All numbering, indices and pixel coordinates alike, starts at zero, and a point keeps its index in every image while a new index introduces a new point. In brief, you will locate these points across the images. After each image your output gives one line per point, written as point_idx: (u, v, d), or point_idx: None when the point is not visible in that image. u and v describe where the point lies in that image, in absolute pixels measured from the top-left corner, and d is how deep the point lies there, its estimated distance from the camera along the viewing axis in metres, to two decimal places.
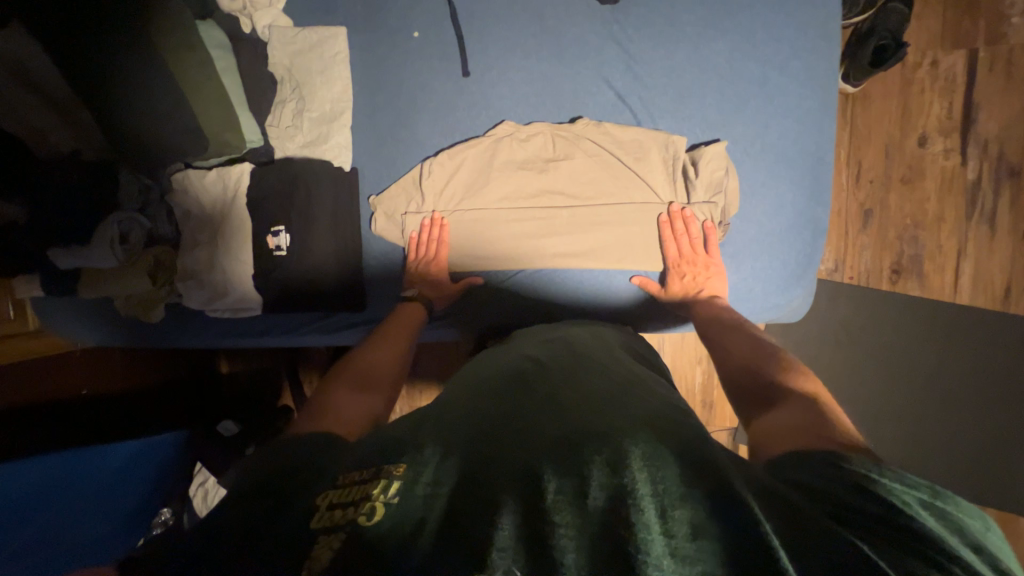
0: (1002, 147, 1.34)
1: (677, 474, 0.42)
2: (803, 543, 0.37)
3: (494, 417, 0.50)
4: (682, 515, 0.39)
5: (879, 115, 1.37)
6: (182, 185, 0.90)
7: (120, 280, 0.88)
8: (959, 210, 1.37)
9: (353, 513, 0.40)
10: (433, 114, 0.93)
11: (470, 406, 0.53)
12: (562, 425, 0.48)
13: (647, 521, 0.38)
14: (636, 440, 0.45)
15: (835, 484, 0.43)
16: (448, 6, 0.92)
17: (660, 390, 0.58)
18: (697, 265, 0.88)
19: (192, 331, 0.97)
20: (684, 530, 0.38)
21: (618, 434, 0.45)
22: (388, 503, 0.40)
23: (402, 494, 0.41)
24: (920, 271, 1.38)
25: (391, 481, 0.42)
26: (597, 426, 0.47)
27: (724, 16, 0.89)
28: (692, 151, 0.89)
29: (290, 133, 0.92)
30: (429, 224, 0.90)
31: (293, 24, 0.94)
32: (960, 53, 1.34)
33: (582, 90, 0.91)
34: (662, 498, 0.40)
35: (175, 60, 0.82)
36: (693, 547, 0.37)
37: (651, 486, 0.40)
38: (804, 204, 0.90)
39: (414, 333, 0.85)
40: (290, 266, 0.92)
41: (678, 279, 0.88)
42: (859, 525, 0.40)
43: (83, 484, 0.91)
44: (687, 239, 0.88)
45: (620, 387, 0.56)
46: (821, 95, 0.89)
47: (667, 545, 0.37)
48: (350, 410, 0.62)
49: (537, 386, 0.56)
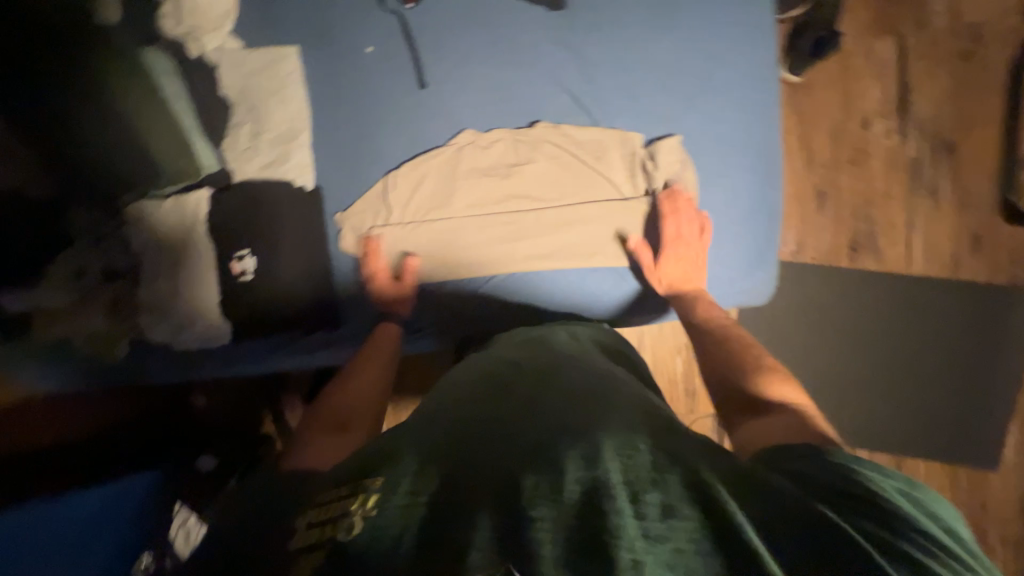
0: (936, 124, 1.44)
1: (647, 458, 0.44)
2: (780, 519, 0.42)
3: (469, 422, 0.51)
4: (652, 498, 0.41)
5: (823, 102, 1.44)
6: (139, 216, 0.87)
7: (82, 316, 0.87)
8: (904, 186, 1.45)
9: (332, 530, 0.41)
10: (393, 127, 0.93)
11: (446, 414, 0.53)
12: (537, 424, 0.49)
13: (620, 508, 0.40)
14: (609, 430, 0.46)
15: (819, 474, 0.50)
16: (399, 20, 0.92)
17: (631, 383, 0.60)
18: (686, 257, 0.90)
19: (156, 369, 0.92)
20: (656, 513, 0.40)
21: (592, 426, 0.47)
22: (366, 518, 0.41)
23: (379, 505, 0.42)
24: (876, 246, 1.45)
25: (369, 495, 0.43)
26: (570, 422, 0.48)
27: (666, 15, 0.93)
28: (649, 146, 0.92)
29: (248, 155, 0.91)
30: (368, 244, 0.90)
31: (242, 45, 0.92)
32: (891, 39, 1.43)
33: (538, 94, 0.93)
34: (634, 484, 0.42)
35: (129, 94, 0.84)
36: (664, 527, 0.39)
37: (623, 474, 0.42)
38: (758, 190, 0.94)
39: (390, 356, 0.85)
40: (258, 290, 0.90)
41: (673, 260, 0.89)
42: (849, 510, 0.45)
43: (55, 535, 0.87)
44: (682, 232, 0.89)
45: (592, 383, 0.57)
46: (764, 86, 0.94)
47: (639, 527, 0.39)
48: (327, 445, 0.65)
49: (511, 389, 0.57)
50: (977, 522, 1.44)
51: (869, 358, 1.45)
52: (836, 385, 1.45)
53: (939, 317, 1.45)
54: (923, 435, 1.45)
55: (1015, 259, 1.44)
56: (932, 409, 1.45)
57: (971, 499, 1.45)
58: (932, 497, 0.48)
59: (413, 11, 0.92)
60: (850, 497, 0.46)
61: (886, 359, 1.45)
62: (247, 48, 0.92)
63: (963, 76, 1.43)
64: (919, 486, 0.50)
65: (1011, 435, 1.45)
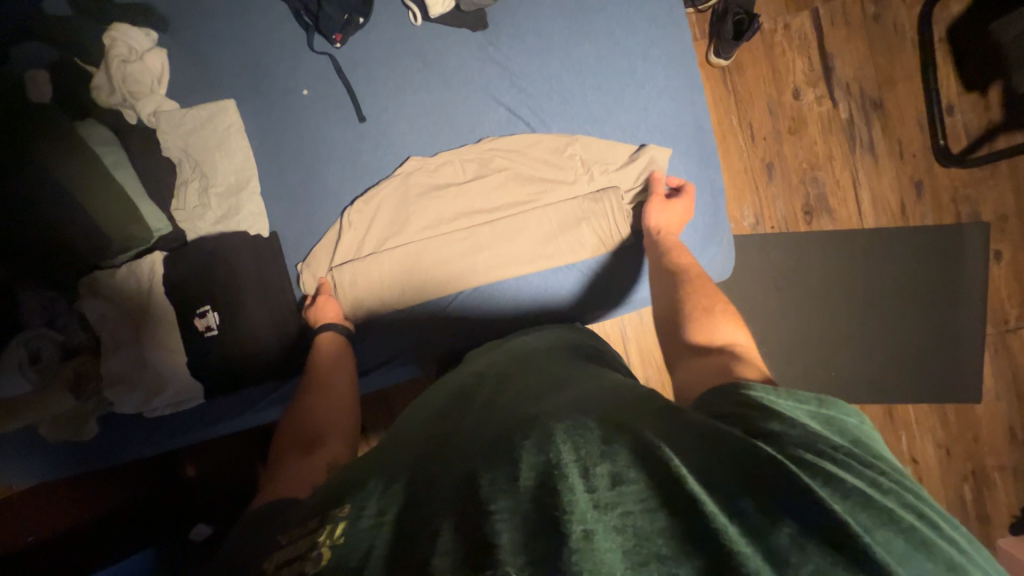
0: (862, 85, 1.52)
1: (596, 437, 0.48)
2: (712, 461, 0.44)
3: (438, 442, 0.55)
4: (602, 470, 0.44)
5: (755, 79, 1.51)
6: (94, 288, 0.86)
7: (40, 406, 0.82)
8: (843, 146, 1.52)
9: (300, 564, 0.43)
10: (339, 163, 0.95)
11: (419, 439, 0.57)
12: (498, 427, 0.53)
13: (572, 484, 0.42)
14: (562, 422, 0.50)
15: (744, 408, 0.52)
16: (330, 60, 0.95)
17: (594, 375, 0.65)
18: (676, 218, 0.92)
19: (136, 442, 0.90)
20: (605, 483, 0.43)
21: (545, 420, 0.51)
22: (334, 545, 0.43)
23: (346, 532, 0.44)
24: (828, 207, 1.51)
25: (335, 524, 0.45)
26: (528, 419, 0.52)
27: (584, 22, 0.97)
28: (639, 151, 0.96)
29: (199, 212, 0.91)
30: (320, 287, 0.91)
31: (180, 106, 0.93)
32: (805, 13, 1.52)
33: (476, 112, 0.96)
34: (585, 461, 0.45)
35: (62, 169, 0.82)
36: (613, 494, 0.42)
37: (574, 453, 0.46)
38: (699, 171, 0.98)
39: (350, 383, 0.86)
40: (227, 343, 0.89)
41: (662, 209, 0.92)
42: (773, 439, 0.47)
43: None
44: (684, 205, 0.93)
45: (553, 382, 0.62)
46: (687, 73, 0.99)
47: (590, 500, 0.41)
48: (315, 464, 0.69)
49: (476, 402, 0.62)
50: (972, 454, 1.48)
51: (841, 314, 1.50)
52: (815, 344, 1.49)
53: (897, 265, 1.51)
54: (905, 379, 1.49)
55: (957, 199, 1.52)
56: (909, 352, 1.50)
57: (964, 433, 1.49)
58: (841, 411, 0.52)
59: (343, 50, 0.95)
60: (763, 421, 0.50)
61: (857, 312, 1.50)
62: (185, 108, 0.92)
63: (877, 38, 1.52)
64: (832, 403, 0.53)
65: (987, 366, 1.50)
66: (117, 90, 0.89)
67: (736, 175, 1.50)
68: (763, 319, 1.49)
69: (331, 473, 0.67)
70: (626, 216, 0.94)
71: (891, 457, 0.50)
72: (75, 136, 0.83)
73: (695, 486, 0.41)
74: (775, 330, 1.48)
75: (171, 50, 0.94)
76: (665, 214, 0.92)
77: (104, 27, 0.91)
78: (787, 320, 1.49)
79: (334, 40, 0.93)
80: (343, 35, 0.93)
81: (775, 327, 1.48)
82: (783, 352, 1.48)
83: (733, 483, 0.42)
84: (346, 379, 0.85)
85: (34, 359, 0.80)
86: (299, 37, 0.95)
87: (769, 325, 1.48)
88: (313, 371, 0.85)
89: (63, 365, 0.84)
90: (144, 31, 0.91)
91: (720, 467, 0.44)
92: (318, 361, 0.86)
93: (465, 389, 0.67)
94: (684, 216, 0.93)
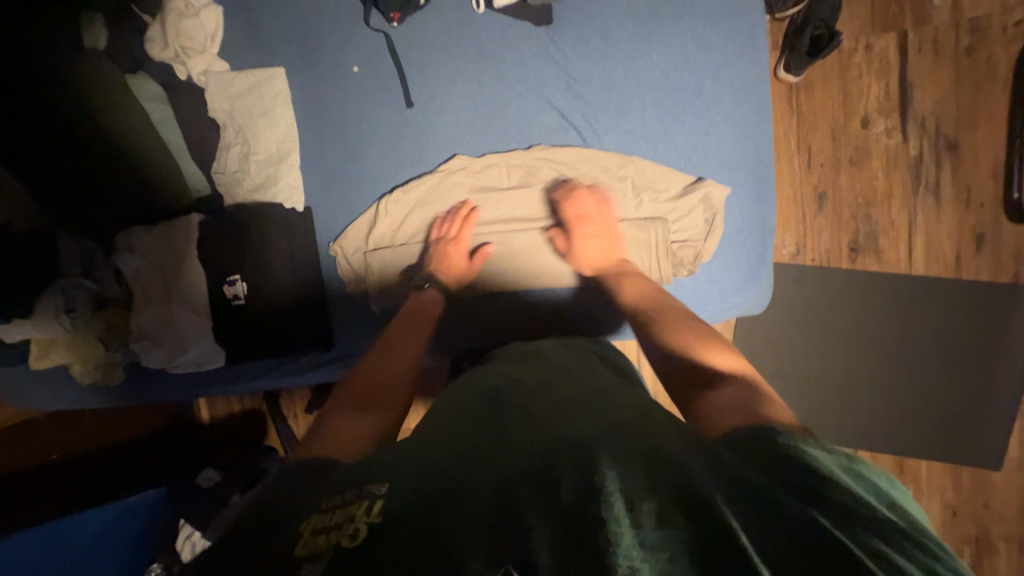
0: (938, 122, 1.41)
1: (642, 467, 0.48)
2: (763, 520, 0.44)
3: (476, 440, 0.57)
4: (648, 507, 0.43)
5: (823, 102, 1.42)
6: (128, 243, 0.87)
7: (74, 348, 0.87)
8: (905, 184, 1.42)
9: (336, 536, 0.45)
10: (382, 148, 0.93)
11: (455, 437, 0.58)
12: (542, 442, 0.53)
13: (617, 515, 0.42)
14: (614, 450, 0.50)
15: (789, 458, 0.52)
16: (385, 40, 0.91)
17: (633, 396, 0.65)
18: (598, 226, 0.89)
19: (155, 391, 0.93)
20: (652, 522, 0.43)
21: (590, 441, 0.51)
22: (370, 524, 0.46)
23: (383, 512, 0.47)
24: (877, 247, 1.43)
25: (374, 502, 0.48)
26: (573, 437, 0.52)
27: (654, 29, 0.91)
28: (695, 184, 0.91)
29: (238, 178, 0.91)
30: (458, 209, 0.91)
31: (230, 67, 0.92)
32: (892, 35, 1.40)
33: (526, 113, 0.92)
34: (631, 492, 0.45)
35: (110, 121, 0.83)
36: (659, 535, 0.42)
37: (620, 483, 0.45)
38: (750, 204, 0.93)
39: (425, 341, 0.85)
40: (251, 314, 0.89)
41: (586, 249, 0.89)
42: (836, 499, 0.47)
43: (76, 543, 0.93)
44: (589, 205, 0.89)
45: (593, 399, 0.62)
46: (756, 99, 0.92)
47: (636, 536, 0.42)
48: (359, 424, 0.67)
49: (514, 406, 0.62)
50: (979, 520, 1.44)
51: (873, 356, 1.44)
52: (840, 388, 1.44)
53: (943, 320, 1.43)
54: (926, 436, 1.43)
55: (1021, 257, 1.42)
56: (937, 408, 1.43)
57: (975, 497, 1.44)
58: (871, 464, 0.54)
59: (399, 30, 0.91)
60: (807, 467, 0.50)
61: (890, 360, 1.43)
62: (234, 70, 0.91)
63: (968, 72, 1.39)
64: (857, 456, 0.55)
65: (1015, 435, 1.43)
66: (170, 46, 0.87)
67: (783, 200, 1.43)
68: (786, 353, 1.44)
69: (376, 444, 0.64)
70: (668, 253, 0.91)
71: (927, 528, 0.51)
72: (126, 90, 0.83)
73: (753, 550, 0.40)
74: (799, 367, 1.44)
75: (226, 9, 0.92)
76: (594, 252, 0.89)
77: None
78: (813, 358, 1.44)
79: (391, 19, 0.89)
80: (400, 15, 0.89)
81: (799, 362, 1.44)
82: (801, 386, 1.44)
83: (779, 535, 0.42)
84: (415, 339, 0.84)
85: (70, 307, 0.84)
86: (356, 11, 0.92)
87: (792, 359, 1.44)
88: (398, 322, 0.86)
89: (97, 315, 0.87)
90: None
91: (761, 520, 0.44)
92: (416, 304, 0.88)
93: (500, 387, 0.67)
94: (605, 233, 0.90)
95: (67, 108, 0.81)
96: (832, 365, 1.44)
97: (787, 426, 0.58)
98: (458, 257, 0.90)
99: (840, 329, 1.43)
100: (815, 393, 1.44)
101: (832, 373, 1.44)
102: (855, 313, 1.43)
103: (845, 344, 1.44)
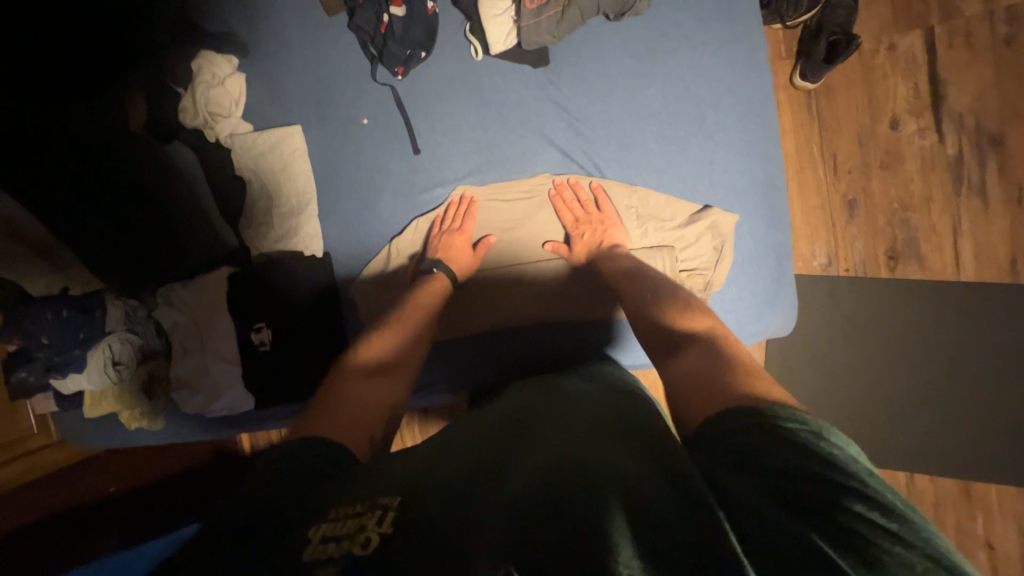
0: (978, 119, 1.32)
1: (646, 480, 0.48)
2: (761, 527, 0.42)
3: (486, 452, 0.57)
4: (649, 516, 0.44)
5: (846, 106, 1.36)
6: (167, 297, 0.94)
7: (121, 398, 0.93)
8: (946, 186, 1.33)
9: (348, 544, 0.46)
10: (394, 195, 0.97)
11: (466, 448, 0.59)
12: (551, 455, 0.53)
13: (618, 525, 0.43)
14: (624, 471, 0.49)
15: (795, 445, 0.50)
16: (392, 92, 0.96)
17: (638, 412, 0.64)
18: (593, 222, 0.92)
19: (189, 432, 0.99)
20: (653, 529, 0.42)
21: (597, 459, 0.51)
22: (382, 533, 0.46)
23: (394, 523, 0.47)
24: (918, 254, 1.34)
25: (386, 513, 0.48)
26: (581, 454, 0.52)
27: (652, 63, 0.93)
28: (701, 212, 0.91)
29: (264, 231, 0.97)
30: (458, 201, 0.93)
31: (253, 128, 0.99)
32: (917, 32, 1.33)
33: (528, 152, 0.95)
34: (635, 505, 0.45)
35: (155, 187, 0.89)
36: (661, 543, 0.41)
37: (624, 496, 0.46)
38: (763, 230, 0.92)
39: (429, 312, 0.87)
40: (275, 359, 0.93)
41: (579, 240, 0.92)
42: (848, 490, 0.45)
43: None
44: (579, 205, 0.93)
45: (598, 417, 0.62)
46: (760, 125, 0.93)
47: (638, 547, 0.41)
48: (360, 399, 0.72)
49: (524, 424, 0.63)
50: None
51: (923, 370, 1.33)
52: (889, 406, 1.34)
53: (1002, 328, 1.31)
54: (996, 457, 1.30)
55: None
56: (1005, 426, 1.30)
57: None
58: (846, 437, 0.54)
59: (405, 83, 0.96)
60: (809, 455, 0.49)
61: (944, 373, 1.32)
62: (257, 131, 0.98)
63: (1008, 63, 1.30)
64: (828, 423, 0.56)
65: None
66: (200, 113, 0.96)
67: (809, 210, 1.37)
68: (821, 371, 1.36)
69: (381, 427, 0.70)
70: (678, 280, 0.90)
71: None
72: (162, 159, 0.91)
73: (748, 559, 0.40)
74: (838, 387, 1.35)
75: (249, 76, 1.00)
76: (586, 242, 0.91)
77: (192, 54, 0.98)
78: (856, 373, 1.35)
79: (396, 72, 0.94)
80: (404, 69, 0.94)
81: (838, 380, 1.35)
82: (844, 408, 1.35)
83: (780, 537, 0.41)
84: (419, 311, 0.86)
85: (116, 360, 0.91)
86: (364, 68, 0.97)
87: (829, 377, 1.36)
88: (405, 302, 0.88)
89: (141, 367, 0.94)
90: (227, 58, 0.96)
91: (782, 533, 0.42)
92: (432, 292, 0.88)
93: (511, 410, 0.68)
94: (602, 226, 0.91)
95: (112, 178, 0.85)
96: (877, 382, 1.34)
97: (774, 406, 0.57)
98: (461, 252, 0.92)
99: (882, 342, 1.34)
100: (854, 413, 1.35)
101: (879, 388, 1.34)
102: (898, 323, 1.34)
103: (888, 356, 1.34)
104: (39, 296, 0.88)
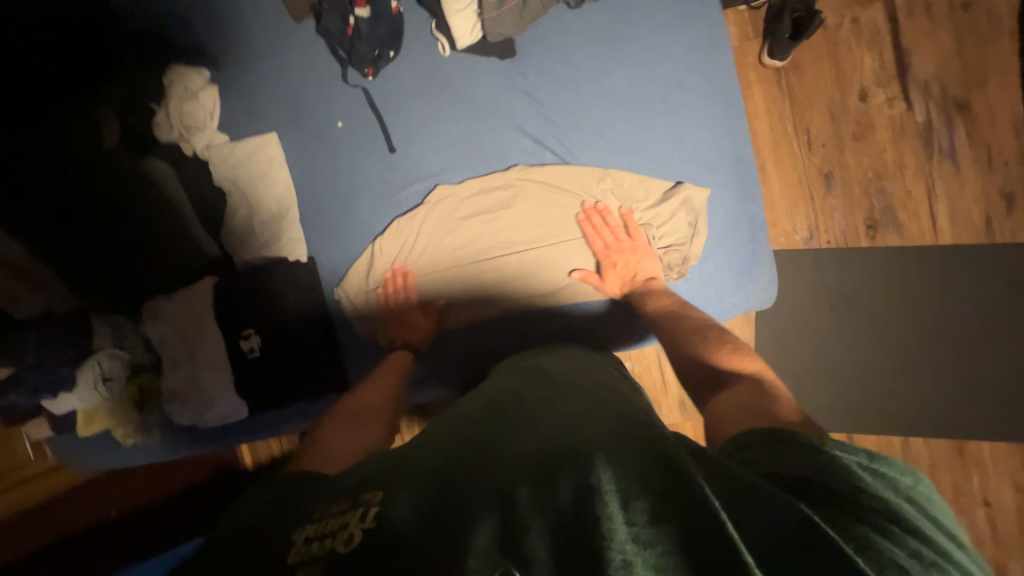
0: (943, 85, 1.35)
1: (635, 462, 0.48)
2: (750, 513, 0.44)
3: (476, 440, 0.57)
4: (642, 505, 0.44)
5: (815, 81, 1.38)
6: (153, 311, 0.94)
7: (114, 414, 0.94)
8: (917, 152, 1.36)
9: (331, 542, 0.46)
10: (373, 196, 0.98)
11: (454, 437, 0.58)
12: (544, 444, 0.53)
13: (611, 513, 0.43)
14: (613, 452, 0.49)
15: (796, 452, 0.52)
16: (364, 93, 0.97)
17: (627, 399, 0.64)
18: (625, 251, 0.92)
19: (184, 446, 0.99)
20: (646, 519, 0.43)
21: (588, 445, 0.51)
22: (364, 529, 0.47)
23: (378, 518, 0.48)
24: (896, 221, 1.37)
25: (368, 509, 0.49)
26: (574, 441, 0.52)
27: (618, 49, 0.94)
28: (674, 189, 0.93)
29: (246, 239, 0.96)
30: (391, 276, 0.95)
31: (228, 138, 0.99)
32: (877, 4, 1.36)
33: (502, 143, 0.96)
34: (626, 491, 0.45)
35: (142, 207, 0.95)
36: (653, 532, 0.42)
37: (615, 483, 0.46)
38: (736, 202, 0.94)
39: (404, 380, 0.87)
40: (266, 364, 0.94)
41: (612, 270, 0.92)
42: (844, 496, 0.47)
43: None
44: (610, 232, 0.92)
45: (590, 402, 0.62)
46: (726, 101, 0.95)
47: (629, 532, 0.43)
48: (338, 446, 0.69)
49: (515, 410, 0.62)
50: None
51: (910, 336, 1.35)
52: (879, 373, 1.36)
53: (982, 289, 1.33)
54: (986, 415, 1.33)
55: None
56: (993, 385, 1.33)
57: None
58: (903, 467, 0.53)
59: (376, 83, 0.97)
60: (815, 462, 0.51)
61: (930, 336, 1.34)
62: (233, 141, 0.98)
63: (965, 29, 1.34)
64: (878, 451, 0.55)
65: None
66: (174, 126, 0.94)
67: (788, 185, 1.39)
68: (810, 343, 1.38)
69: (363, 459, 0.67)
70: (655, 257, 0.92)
71: (946, 521, 0.50)
72: (141, 178, 0.95)
73: (737, 543, 0.41)
74: (827, 358, 1.37)
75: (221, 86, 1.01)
76: (620, 273, 0.91)
77: (163, 68, 0.98)
78: (844, 344, 1.37)
79: (366, 73, 0.96)
80: (374, 69, 0.96)
81: (827, 351, 1.37)
82: (835, 378, 1.37)
83: (767, 526, 0.43)
84: (395, 374, 0.86)
85: (106, 376, 0.90)
86: (335, 71, 0.98)
87: (819, 349, 1.37)
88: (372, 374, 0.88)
89: (131, 381, 0.94)
90: (199, 70, 0.96)
91: (775, 523, 0.43)
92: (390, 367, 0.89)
93: (502, 396, 0.67)
94: (637, 256, 0.92)
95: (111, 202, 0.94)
96: (866, 351, 1.36)
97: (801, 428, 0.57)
98: (416, 316, 0.95)
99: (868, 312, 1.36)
100: (845, 382, 1.37)
101: (868, 357, 1.36)
102: (882, 291, 1.36)
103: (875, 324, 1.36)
104: (23, 317, 0.87)
